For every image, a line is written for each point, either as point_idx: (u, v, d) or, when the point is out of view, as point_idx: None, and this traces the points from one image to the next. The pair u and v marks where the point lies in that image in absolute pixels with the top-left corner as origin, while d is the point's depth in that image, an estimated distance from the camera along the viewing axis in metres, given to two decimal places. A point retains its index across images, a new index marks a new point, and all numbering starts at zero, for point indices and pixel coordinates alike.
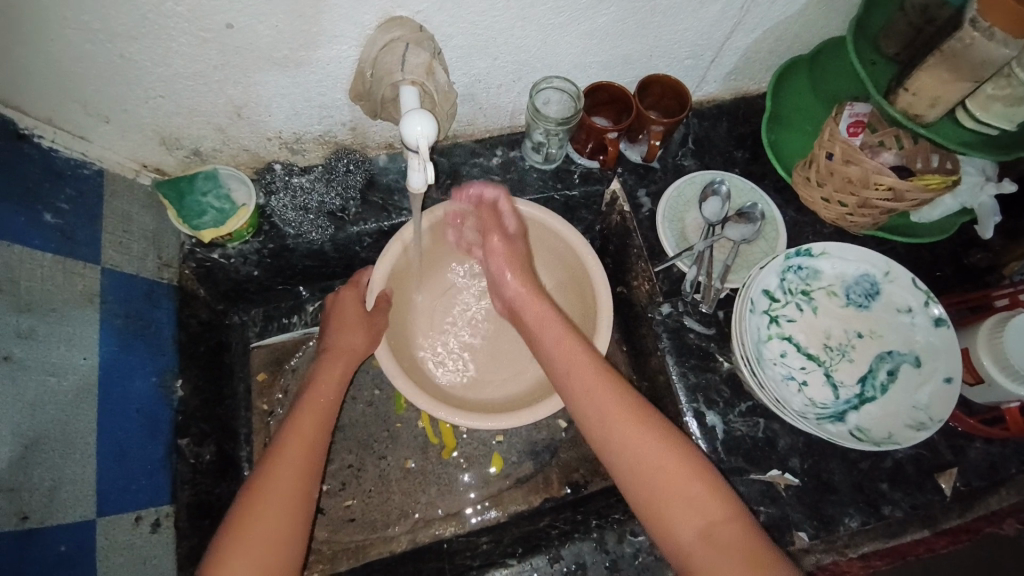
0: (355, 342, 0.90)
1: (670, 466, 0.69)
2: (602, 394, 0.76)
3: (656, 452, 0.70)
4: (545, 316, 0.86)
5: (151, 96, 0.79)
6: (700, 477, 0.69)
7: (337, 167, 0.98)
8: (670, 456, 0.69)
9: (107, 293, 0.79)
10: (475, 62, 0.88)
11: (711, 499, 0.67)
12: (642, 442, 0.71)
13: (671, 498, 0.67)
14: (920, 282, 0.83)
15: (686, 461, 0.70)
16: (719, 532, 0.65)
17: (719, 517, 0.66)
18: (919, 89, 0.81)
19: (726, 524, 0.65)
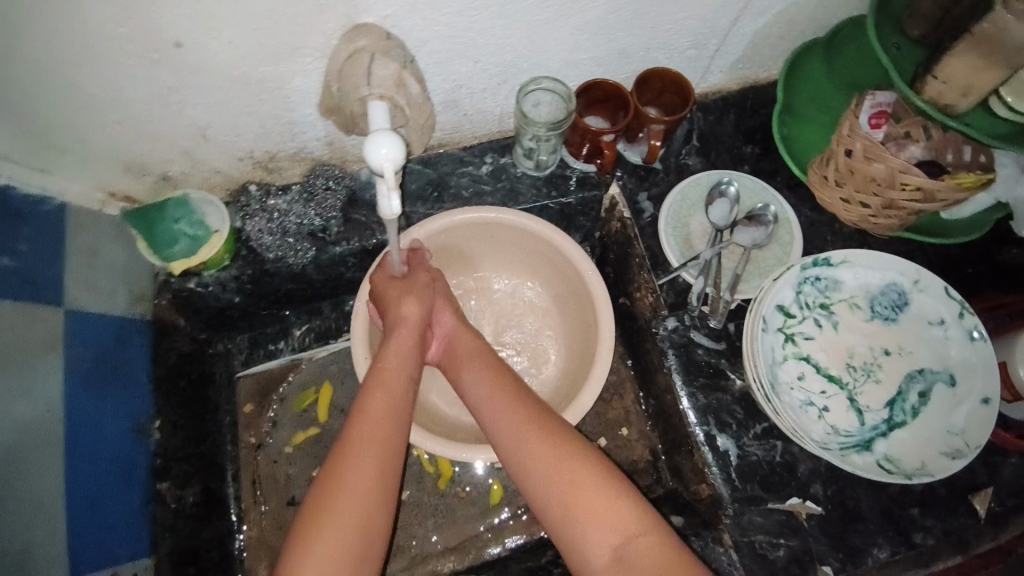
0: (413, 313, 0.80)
1: (574, 478, 0.66)
2: (503, 410, 0.73)
3: (563, 467, 0.67)
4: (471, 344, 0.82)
5: (109, 122, 0.74)
6: (610, 485, 0.66)
7: (315, 184, 0.93)
8: (582, 471, 0.67)
9: (74, 336, 0.75)
10: (455, 67, 0.81)
11: (624, 510, 0.64)
12: (549, 456, 0.68)
13: (582, 511, 0.64)
14: (953, 291, 0.75)
15: (597, 471, 0.67)
16: (633, 547, 0.62)
17: (632, 528, 0.63)
18: (950, 76, 0.72)
19: (639, 537, 0.63)
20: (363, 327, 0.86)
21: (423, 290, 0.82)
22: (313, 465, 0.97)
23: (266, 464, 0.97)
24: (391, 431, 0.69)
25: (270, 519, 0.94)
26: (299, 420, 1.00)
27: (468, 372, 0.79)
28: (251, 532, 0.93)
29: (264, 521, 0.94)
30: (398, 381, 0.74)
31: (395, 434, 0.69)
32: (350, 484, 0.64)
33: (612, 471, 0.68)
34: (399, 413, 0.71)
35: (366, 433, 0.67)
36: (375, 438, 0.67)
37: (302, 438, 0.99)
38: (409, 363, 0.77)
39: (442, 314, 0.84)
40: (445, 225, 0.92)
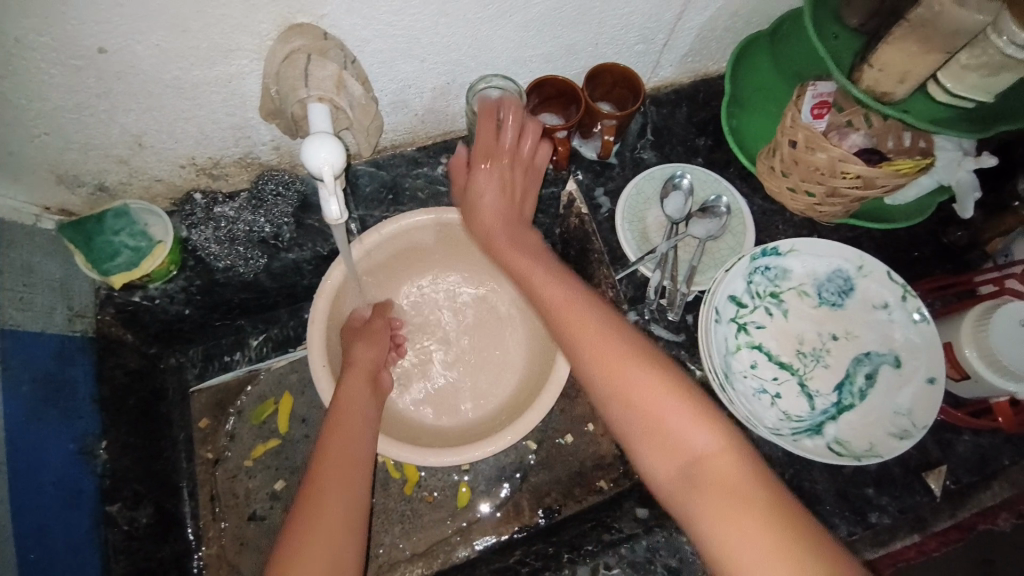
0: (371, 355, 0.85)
1: (642, 397, 0.61)
2: (577, 328, 0.68)
3: (634, 380, 0.62)
4: (524, 266, 0.80)
5: (35, 133, 0.70)
6: (687, 403, 0.60)
7: (265, 189, 0.89)
8: (652, 384, 0.61)
9: (12, 358, 0.71)
10: (401, 66, 0.79)
11: (698, 429, 0.58)
12: (622, 368, 0.63)
13: (647, 426, 0.60)
14: (895, 275, 0.77)
15: (668, 386, 0.61)
16: (706, 468, 0.56)
17: (707, 450, 0.57)
18: (886, 64, 0.74)
19: (714, 460, 0.56)
20: (320, 339, 0.84)
21: (381, 340, 0.88)
22: (274, 477, 0.95)
23: (224, 479, 0.94)
24: (356, 465, 0.71)
25: (230, 535, 0.91)
26: (259, 432, 0.98)
27: (514, 270, 0.81)
28: (209, 551, 0.90)
29: (224, 538, 0.91)
30: (357, 418, 0.76)
31: (360, 468, 0.71)
32: (320, 517, 0.64)
33: (693, 386, 0.61)
34: (361, 448, 0.73)
35: (328, 471, 0.69)
36: (338, 473, 0.69)
37: (262, 450, 0.96)
38: (367, 404, 0.79)
39: (488, 199, 0.86)
40: (394, 232, 0.90)
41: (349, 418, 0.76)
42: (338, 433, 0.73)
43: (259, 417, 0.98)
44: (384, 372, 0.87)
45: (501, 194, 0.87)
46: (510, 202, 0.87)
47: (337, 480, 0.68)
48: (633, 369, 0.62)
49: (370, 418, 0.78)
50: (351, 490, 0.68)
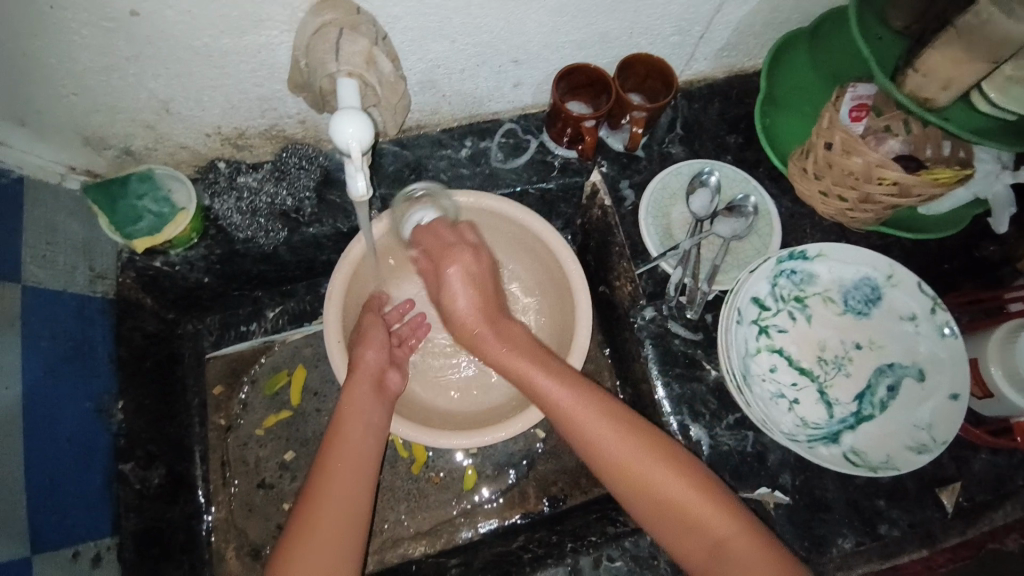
0: (372, 358, 0.79)
1: (661, 480, 0.68)
2: (591, 424, 0.72)
3: (657, 473, 0.68)
4: (503, 354, 0.79)
5: (64, 93, 0.70)
6: (700, 484, 0.68)
7: (289, 162, 0.88)
8: (670, 476, 0.68)
9: (31, 314, 0.72)
10: (431, 45, 0.78)
11: (719, 518, 0.66)
12: (646, 474, 0.68)
13: (674, 525, 0.67)
14: (925, 286, 0.75)
15: (687, 477, 0.68)
16: (728, 549, 0.65)
17: (726, 532, 0.65)
18: (931, 69, 0.71)
19: (734, 540, 0.65)
20: (336, 322, 0.83)
21: (378, 339, 0.82)
22: (284, 448, 0.96)
23: (235, 446, 0.95)
24: (353, 495, 0.69)
25: (239, 500, 0.93)
26: (271, 402, 0.98)
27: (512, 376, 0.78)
28: (218, 515, 0.92)
29: (233, 502, 0.93)
30: (358, 441, 0.73)
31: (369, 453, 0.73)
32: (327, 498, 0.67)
33: (702, 471, 0.69)
34: (360, 477, 0.70)
35: (324, 509, 0.67)
36: (331, 513, 0.66)
37: (273, 420, 0.97)
38: (369, 417, 0.75)
39: (460, 302, 0.83)
40: (411, 216, 0.90)
41: (349, 441, 0.72)
42: (337, 462, 0.70)
43: (271, 391, 0.99)
44: (391, 374, 0.81)
45: (467, 285, 0.83)
46: (484, 291, 0.83)
47: (331, 525, 0.66)
48: (650, 456, 0.69)
49: (371, 432, 0.74)
50: (343, 533, 0.66)
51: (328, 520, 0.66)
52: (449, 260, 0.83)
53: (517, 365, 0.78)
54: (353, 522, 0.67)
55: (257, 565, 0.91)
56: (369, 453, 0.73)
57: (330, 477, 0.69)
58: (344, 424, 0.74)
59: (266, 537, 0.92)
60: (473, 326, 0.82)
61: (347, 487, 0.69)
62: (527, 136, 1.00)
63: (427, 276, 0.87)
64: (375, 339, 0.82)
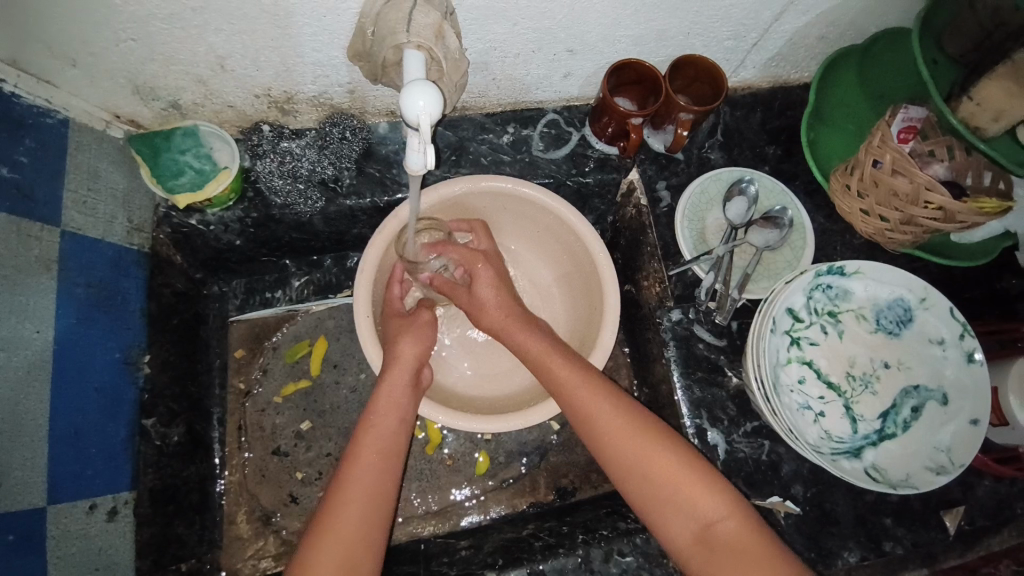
0: (411, 348, 0.79)
1: (657, 465, 0.67)
2: (599, 409, 0.72)
3: (648, 452, 0.68)
4: (528, 341, 0.79)
5: (122, 38, 0.69)
6: (694, 468, 0.67)
7: (332, 132, 0.89)
8: (669, 461, 0.67)
9: (68, 259, 0.71)
10: (492, 26, 0.78)
11: (711, 500, 0.65)
12: (641, 453, 0.68)
13: (668, 510, 0.66)
14: (957, 312, 0.76)
15: (681, 459, 0.67)
16: (717, 532, 0.64)
17: (716, 515, 0.64)
18: (986, 100, 0.72)
19: (723, 523, 0.64)
20: (367, 296, 0.82)
21: (423, 333, 0.82)
22: (301, 417, 0.97)
23: (253, 411, 0.96)
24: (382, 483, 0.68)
25: (252, 466, 0.94)
26: (291, 371, 0.99)
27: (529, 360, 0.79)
28: (232, 478, 0.94)
29: (247, 468, 0.94)
30: (391, 433, 0.73)
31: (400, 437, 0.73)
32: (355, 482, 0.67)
33: (697, 455, 0.68)
34: (389, 470, 0.70)
35: (349, 498, 0.66)
36: (359, 503, 0.66)
37: (291, 389, 0.98)
38: (404, 409, 0.75)
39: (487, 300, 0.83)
40: (455, 194, 0.90)
41: (381, 430, 0.72)
42: (366, 449, 0.70)
43: (294, 357, 1.00)
44: (427, 368, 0.82)
45: (496, 283, 0.84)
46: (507, 293, 0.84)
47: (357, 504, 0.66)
48: (649, 441, 0.69)
49: (405, 424, 0.75)
50: (370, 522, 0.66)
51: (353, 511, 0.65)
52: (472, 270, 0.84)
53: (536, 353, 0.78)
54: (381, 512, 0.67)
55: (267, 531, 0.92)
56: (397, 445, 0.72)
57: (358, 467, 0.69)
58: (377, 414, 0.74)
59: (277, 504, 0.93)
60: (496, 320, 0.82)
61: (376, 478, 0.68)
62: (569, 128, 1.00)
63: (444, 287, 0.87)
64: (416, 329, 0.82)
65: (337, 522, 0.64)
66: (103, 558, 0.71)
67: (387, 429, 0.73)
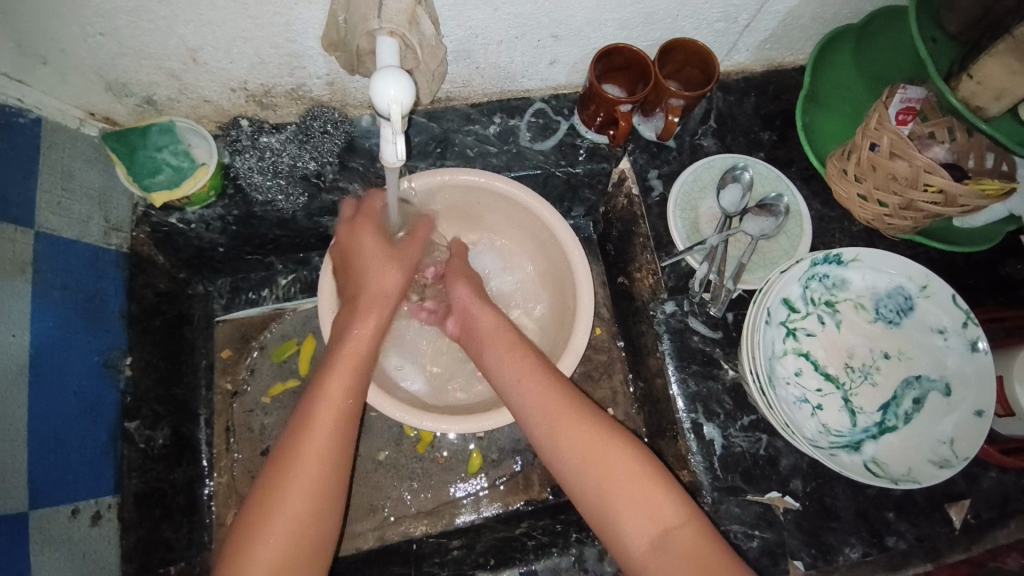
0: (387, 283, 0.76)
1: (614, 466, 0.63)
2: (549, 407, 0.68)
3: (606, 454, 0.64)
4: (496, 328, 0.78)
5: (89, 33, 0.67)
6: (647, 471, 0.63)
7: (312, 126, 0.86)
8: (627, 461, 0.64)
9: (43, 261, 0.70)
10: (472, 12, 0.75)
11: (662, 506, 0.61)
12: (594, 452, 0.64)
13: (623, 514, 0.62)
14: (960, 300, 0.73)
15: (637, 459, 0.64)
16: (673, 539, 0.60)
17: (675, 521, 0.61)
18: (987, 77, 0.68)
19: (679, 529, 0.60)
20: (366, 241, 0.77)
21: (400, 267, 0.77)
22: (290, 417, 0.96)
23: (241, 412, 0.95)
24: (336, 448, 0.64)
25: (242, 467, 0.93)
26: (278, 370, 0.98)
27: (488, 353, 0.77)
28: (221, 481, 0.92)
29: (236, 469, 0.93)
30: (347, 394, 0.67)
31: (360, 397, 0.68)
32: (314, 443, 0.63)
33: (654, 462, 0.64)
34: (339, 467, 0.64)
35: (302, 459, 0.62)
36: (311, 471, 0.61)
37: (279, 389, 0.97)
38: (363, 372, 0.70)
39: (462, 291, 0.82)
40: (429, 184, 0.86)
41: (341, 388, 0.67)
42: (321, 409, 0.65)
43: (281, 356, 0.98)
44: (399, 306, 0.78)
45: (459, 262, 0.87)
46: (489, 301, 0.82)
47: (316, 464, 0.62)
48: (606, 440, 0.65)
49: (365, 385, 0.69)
50: (322, 481, 0.62)
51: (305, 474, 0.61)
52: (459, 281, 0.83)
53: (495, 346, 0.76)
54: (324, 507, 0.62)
55: None
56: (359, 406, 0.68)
57: (300, 454, 0.62)
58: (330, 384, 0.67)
59: None
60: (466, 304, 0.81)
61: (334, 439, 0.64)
62: (557, 117, 0.97)
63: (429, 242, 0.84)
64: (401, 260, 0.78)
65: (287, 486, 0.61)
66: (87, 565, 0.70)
67: (336, 407, 0.65)
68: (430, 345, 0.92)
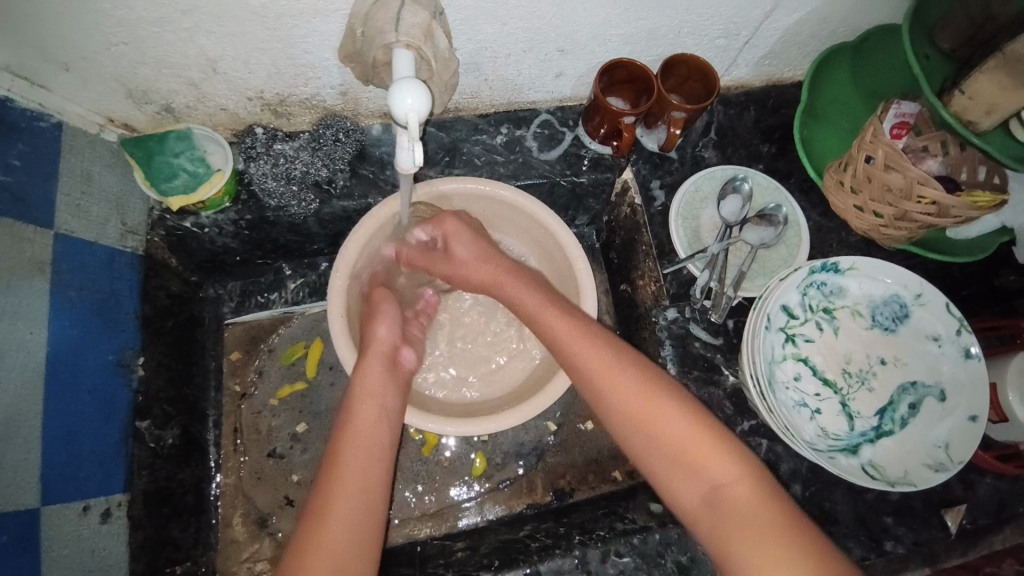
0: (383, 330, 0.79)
1: (661, 421, 0.65)
2: (595, 369, 0.70)
3: (653, 409, 0.65)
4: (526, 294, 0.79)
5: (113, 42, 0.69)
6: (702, 424, 0.64)
7: (325, 135, 0.89)
8: (674, 415, 0.65)
9: (61, 261, 0.71)
10: (483, 27, 0.78)
11: (716, 460, 0.62)
12: (648, 408, 0.66)
13: (674, 468, 0.63)
14: (954, 308, 0.75)
15: (682, 412, 0.65)
16: (726, 492, 0.60)
17: (725, 474, 0.61)
18: (977, 93, 0.71)
19: (731, 482, 0.61)
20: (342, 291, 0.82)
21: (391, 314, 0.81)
22: (297, 419, 0.97)
23: (248, 414, 0.96)
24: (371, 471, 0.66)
25: (248, 469, 0.94)
26: (286, 373, 0.99)
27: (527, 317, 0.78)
28: (228, 481, 0.93)
29: (242, 471, 0.94)
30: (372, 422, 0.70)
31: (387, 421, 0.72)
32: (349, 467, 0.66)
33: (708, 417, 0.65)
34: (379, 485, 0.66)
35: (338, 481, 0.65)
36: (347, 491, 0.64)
37: (287, 392, 0.98)
38: (385, 400, 0.74)
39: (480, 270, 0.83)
40: (447, 189, 0.89)
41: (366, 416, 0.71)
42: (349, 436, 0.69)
43: (290, 358, 1.00)
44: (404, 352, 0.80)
45: (475, 239, 0.84)
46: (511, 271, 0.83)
47: (351, 484, 0.65)
48: (650, 396, 0.66)
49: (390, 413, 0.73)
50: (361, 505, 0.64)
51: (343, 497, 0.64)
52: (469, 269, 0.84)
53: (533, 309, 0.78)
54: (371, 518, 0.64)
55: (263, 534, 0.92)
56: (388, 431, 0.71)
57: (338, 480, 0.65)
58: (360, 413, 0.71)
59: (274, 507, 0.93)
60: (493, 279, 0.83)
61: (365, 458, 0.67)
62: (562, 128, 1.00)
63: (420, 258, 0.87)
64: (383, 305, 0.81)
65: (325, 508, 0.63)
66: (96, 562, 0.70)
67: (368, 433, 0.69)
68: (436, 349, 0.94)
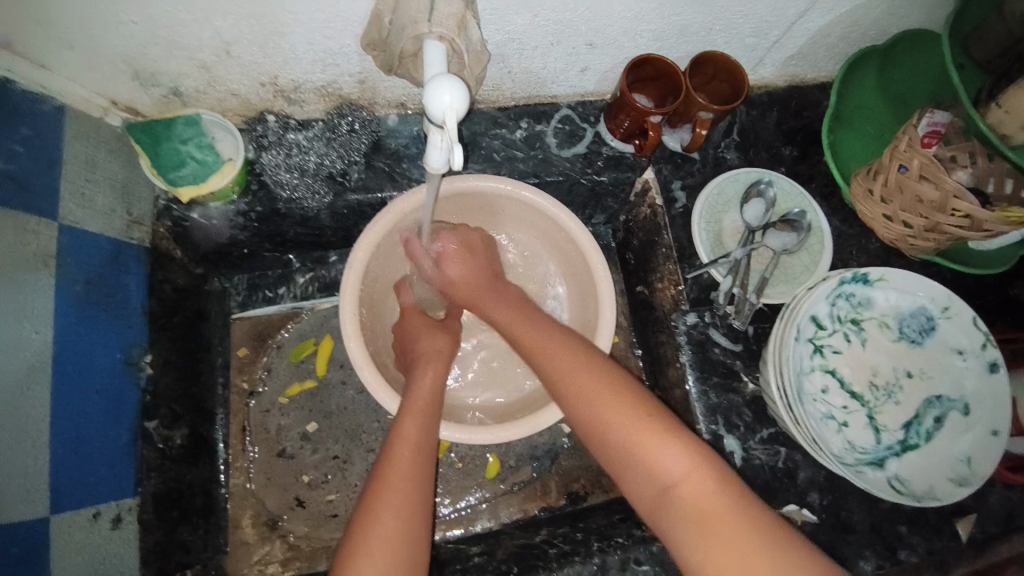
0: (441, 343, 0.80)
1: (614, 421, 0.62)
2: (577, 378, 0.66)
3: (604, 410, 0.62)
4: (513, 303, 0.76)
5: (123, 21, 0.64)
6: (650, 417, 0.61)
7: (340, 124, 0.86)
8: (628, 414, 0.62)
9: (66, 254, 0.67)
10: (513, 17, 0.74)
11: (668, 456, 0.58)
12: (603, 410, 0.63)
13: (628, 471, 0.60)
14: (981, 322, 0.75)
15: (635, 408, 0.62)
16: (678, 492, 0.57)
17: (677, 472, 0.57)
18: (1016, 108, 0.68)
19: (682, 481, 0.57)
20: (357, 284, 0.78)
21: (441, 338, 0.81)
22: (306, 418, 0.94)
23: (256, 413, 0.94)
24: (422, 471, 0.65)
25: (257, 468, 0.92)
26: (294, 370, 0.97)
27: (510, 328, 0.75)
28: (234, 481, 0.91)
29: (250, 470, 0.91)
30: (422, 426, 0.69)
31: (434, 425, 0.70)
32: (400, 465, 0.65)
33: (658, 408, 0.62)
34: (422, 500, 0.64)
35: (393, 480, 0.64)
36: (402, 488, 0.63)
37: (296, 390, 0.95)
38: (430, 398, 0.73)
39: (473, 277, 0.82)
40: (473, 186, 0.86)
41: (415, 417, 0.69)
42: (408, 427, 0.68)
43: (298, 356, 0.97)
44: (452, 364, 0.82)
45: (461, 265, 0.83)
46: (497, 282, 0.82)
47: (399, 483, 0.63)
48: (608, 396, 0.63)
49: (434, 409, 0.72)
50: (412, 508, 0.62)
51: (400, 495, 0.62)
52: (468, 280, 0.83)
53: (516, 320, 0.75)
54: (416, 540, 0.61)
55: (273, 536, 0.89)
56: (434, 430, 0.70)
57: (394, 478, 0.64)
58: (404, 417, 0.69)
59: (282, 508, 0.90)
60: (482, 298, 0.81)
61: (415, 457, 0.66)
62: (583, 125, 0.97)
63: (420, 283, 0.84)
64: (436, 333, 0.81)
65: (379, 506, 0.61)
66: (106, 568, 0.68)
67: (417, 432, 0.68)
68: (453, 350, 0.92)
